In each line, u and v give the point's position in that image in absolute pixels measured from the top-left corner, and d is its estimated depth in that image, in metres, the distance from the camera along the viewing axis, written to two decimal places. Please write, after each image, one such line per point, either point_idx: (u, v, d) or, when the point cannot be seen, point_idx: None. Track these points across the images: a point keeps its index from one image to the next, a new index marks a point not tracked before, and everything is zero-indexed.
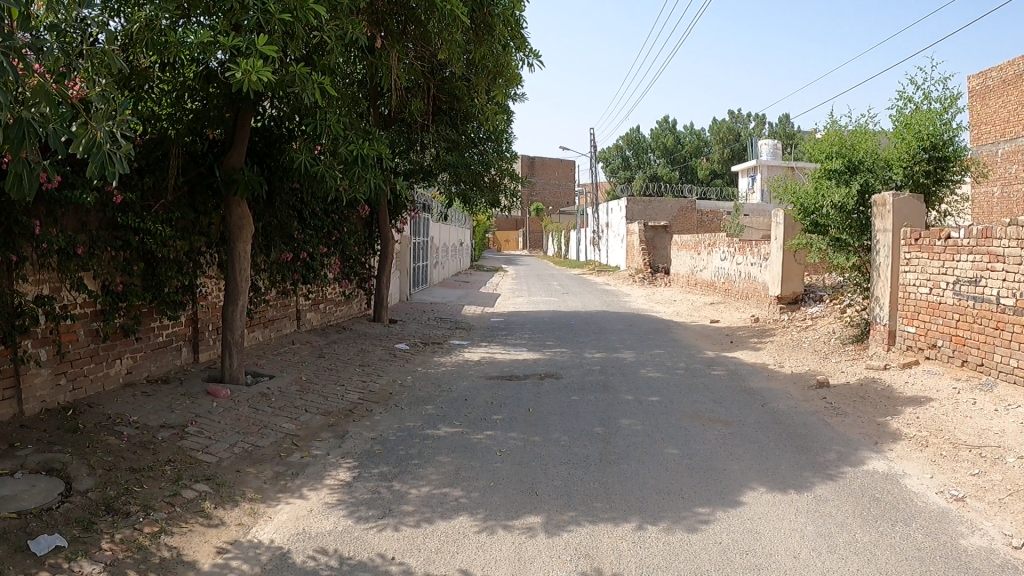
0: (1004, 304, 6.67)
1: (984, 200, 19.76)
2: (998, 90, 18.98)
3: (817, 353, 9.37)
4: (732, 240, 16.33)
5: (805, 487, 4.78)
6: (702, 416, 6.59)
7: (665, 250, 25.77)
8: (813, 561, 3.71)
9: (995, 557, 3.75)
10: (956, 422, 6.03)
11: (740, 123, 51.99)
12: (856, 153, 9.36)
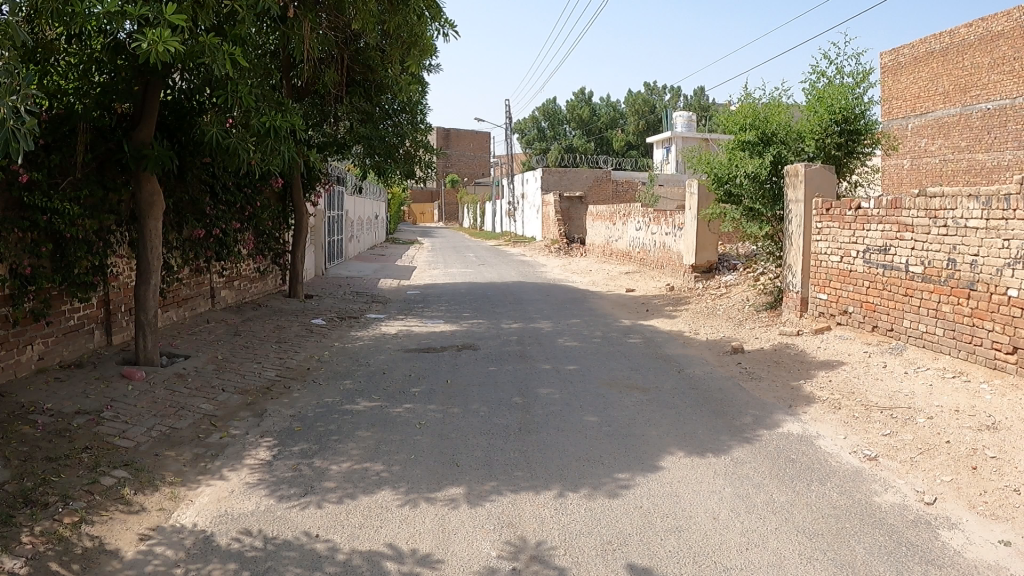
0: (911, 272, 6.98)
1: (894, 172, 20.68)
2: (909, 66, 19.93)
3: (731, 319, 9.62)
4: (646, 211, 16.61)
5: (722, 450, 4.93)
6: (619, 383, 6.73)
7: (581, 221, 25.93)
8: (733, 522, 3.83)
9: (908, 513, 3.95)
10: (867, 384, 6.30)
11: (656, 95, 52.91)
12: (769, 125, 9.55)
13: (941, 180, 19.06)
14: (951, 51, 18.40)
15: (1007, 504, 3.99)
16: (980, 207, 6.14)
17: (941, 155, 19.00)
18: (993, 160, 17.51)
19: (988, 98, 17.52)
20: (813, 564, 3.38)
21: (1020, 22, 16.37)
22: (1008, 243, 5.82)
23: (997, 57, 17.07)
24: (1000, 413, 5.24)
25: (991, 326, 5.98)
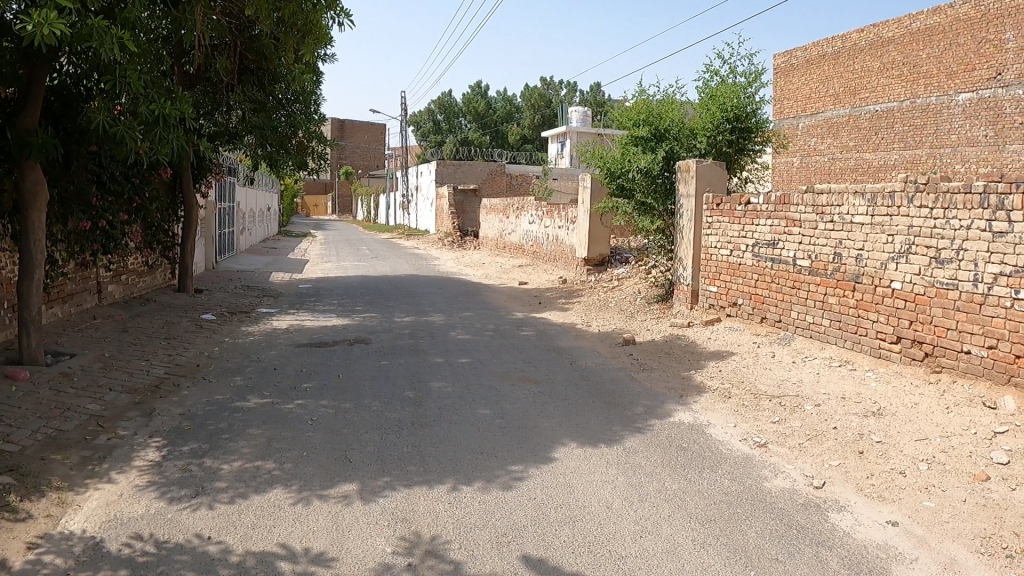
0: (799, 265, 7.26)
1: (785, 169, 21.45)
2: (801, 68, 20.73)
3: (624, 312, 9.80)
4: (539, 204, 16.75)
5: (615, 441, 5.02)
6: (512, 375, 6.77)
7: (475, 214, 25.90)
8: (627, 511, 3.90)
9: (797, 497, 4.10)
10: (756, 374, 6.52)
11: (551, 90, 53.35)
12: (662, 122, 9.79)
13: (830, 177, 19.84)
14: (842, 55, 19.24)
15: (893, 486, 4.18)
16: (865, 204, 6.42)
17: (830, 154, 19.80)
18: (880, 159, 18.32)
19: (877, 101, 18.33)
20: (706, 549, 3.46)
21: (911, 29, 17.18)
22: (892, 238, 6.12)
23: (887, 62, 17.93)
24: (883, 400, 5.51)
25: (876, 317, 6.29)
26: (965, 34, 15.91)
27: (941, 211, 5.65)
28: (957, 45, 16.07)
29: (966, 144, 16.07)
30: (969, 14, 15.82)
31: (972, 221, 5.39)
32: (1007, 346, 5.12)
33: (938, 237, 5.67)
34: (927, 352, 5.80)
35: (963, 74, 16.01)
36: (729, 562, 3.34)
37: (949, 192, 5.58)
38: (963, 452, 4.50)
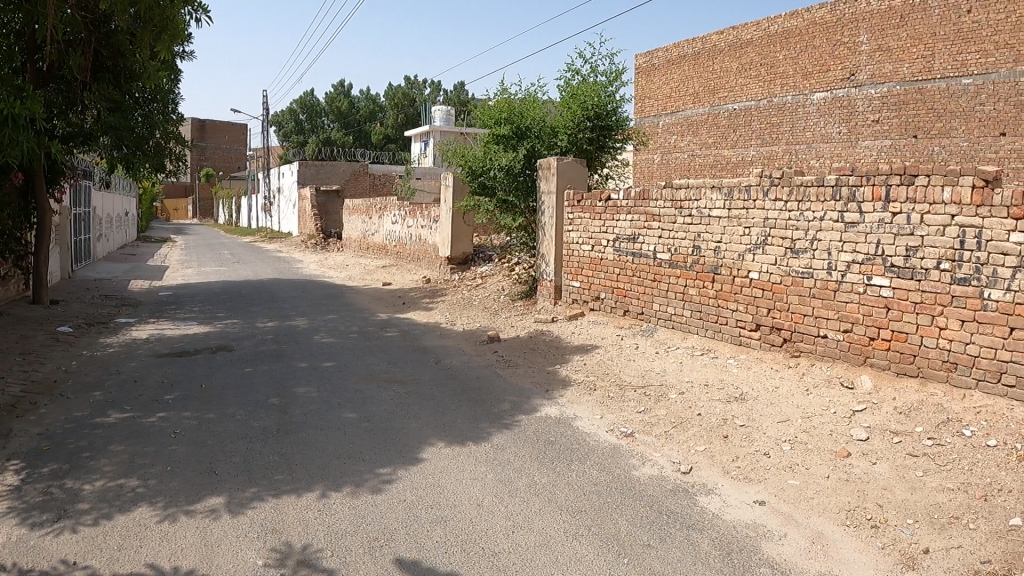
0: (660, 259, 7.51)
1: (645, 166, 22.15)
2: (662, 68, 21.45)
3: (488, 309, 9.86)
4: (402, 204, 16.64)
5: (482, 438, 4.63)
6: (377, 377, 6.27)
7: (338, 215, 25.42)
8: (497, 507, 3.56)
9: (666, 483, 4.01)
10: (620, 365, 6.69)
11: (415, 89, 53.10)
12: (524, 120, 9.87)
13: (691, 173, 20.56)
14: (702, 55, 19.98)
15: (758, 467, 4.27)
16: (723, 198, 6.67)
17: (690, 151, 20.53)
18: (738, 156, 19.04)
19: (734, 100, 19.09)
20: (579, 539, 3.23)
21: (769, 31, 17.96)
22: (748, 231, 6.41)
23: (745, 62, 18.71)
24: (744, 385, 5.76)
25: (735, 306, 6.59)
26: (820, 37, 16.68)
27: (796, 204, 5.95)
28: (813, 47, 16.83)
29: (821, 140, 16.80)
30: (825, 18, 16.57)
31: (825, 213, 5.71)
32: (861, 329, 5.48)
33: (793, 229, 5.97)
34: (786, 338, 6.13)
35: (818, 75, 16.75)
36: (603, 552, 3.12)
37: (803, 185, 5.88)
38: (823, 431, 4.74)
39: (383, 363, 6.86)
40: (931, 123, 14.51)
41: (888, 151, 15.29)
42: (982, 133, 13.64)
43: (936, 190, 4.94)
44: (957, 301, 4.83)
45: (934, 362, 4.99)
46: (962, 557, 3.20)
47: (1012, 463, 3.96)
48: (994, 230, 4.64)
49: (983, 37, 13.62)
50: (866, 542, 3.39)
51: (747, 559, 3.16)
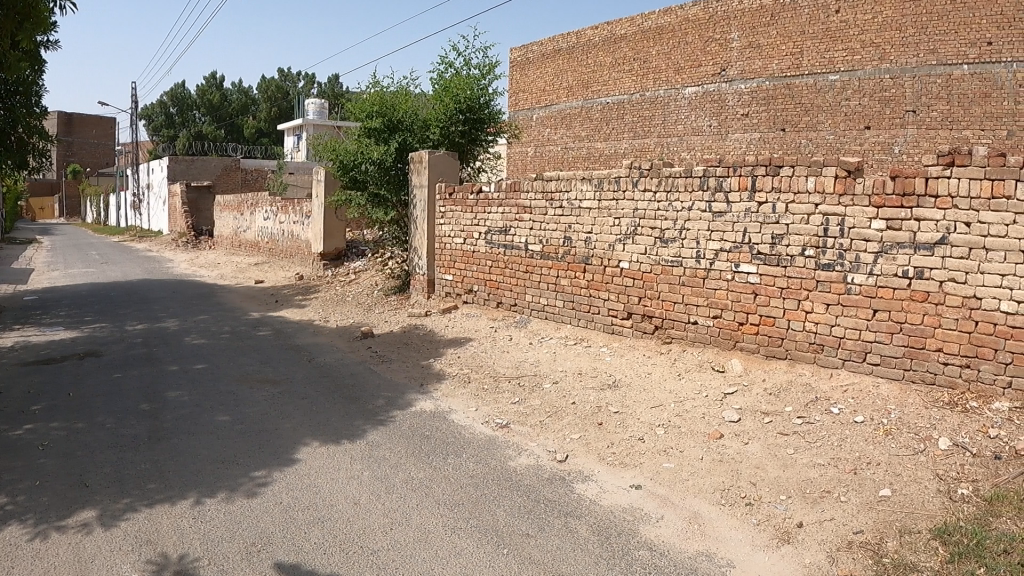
0: (532, 250, 7.53)
1: (520, 159, 22.20)
2: (537, 62, 21.61)
3: (361, 305, 9.68)
4: (274, 200, 16.26)
5: (357, 435, 4.57)
6: (251, 377, 6.10)
7: (210, 211, 24.65)
8: (375, 506, 3.51)
9: (542, 472, 4.05)
10: (493, 358, 6.68)
11: (288, 82, 51.99)
12: (395, 113, 9.62)
13: (564, 167, 20.71)
14: (576, 49, 20.23)
15: (632, 452, 4.37)
16: (593, 189, 6.75)
17: (564, 144, 20.73)
18: (610, 148, 19.24)
19: (607, 93, 19.34)
20: (459, 533, 3.22)
21: (643, 28, 18.19)
22: (618, 221, 6.52)
23: (617, 58, 19.04)
24: (618, 373, 5.87)
25: (607, 296, 6.71)
26: (692, 34, 16.92)
27: (664, 194, 6.07)
28: (686, 43, 17.05)
29: (691, 134, 16.98)
30: (697, 15, 16.84)
31: (693, 203, 5.85)
32: (730, 315, 5.67)
33: (662, 219, 6.10)
34: (657, 325, 6.29)
35: (690, 70, 16.98)
36: (483, 545, 3.12)
37: (670, 176, 6.01)
38: (695, 414, 4.88)
39: (256, 363, 6.66)
40: (799, 116, 14.75)
41: (758, 144, 15.44)
42: (848, 126, 14.03)
43: (800, 180, 5.16)
44: (823, 285, 5.08)
45: (802, 344, 5.24)
46: (835, 528, 3.35)
47: (877, 437, 4.20)
48: (856, 217, 4.90)
49: (850, 36, 13.91)
50: (742, 519, 3.51)
51: (626, 542, 3.22)
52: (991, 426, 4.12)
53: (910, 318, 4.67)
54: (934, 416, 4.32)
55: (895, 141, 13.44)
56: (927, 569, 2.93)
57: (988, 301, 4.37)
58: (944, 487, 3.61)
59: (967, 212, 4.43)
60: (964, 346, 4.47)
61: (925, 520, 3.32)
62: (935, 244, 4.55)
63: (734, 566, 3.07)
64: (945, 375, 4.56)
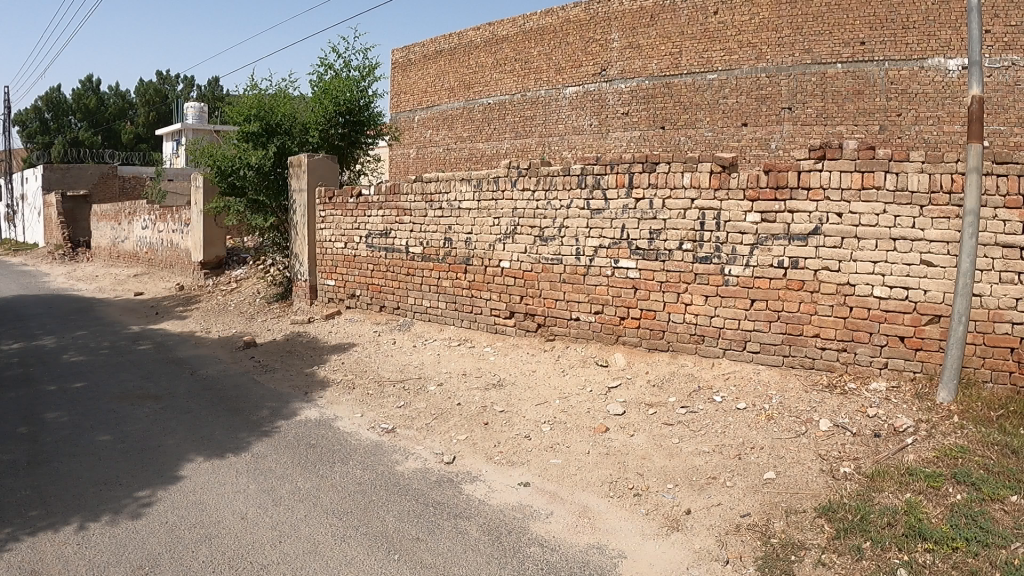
0: (412, 253, 7.42)
1: (401, 161, 21.22)
2: (418, 63, 20.74)
3: (242, 315, 9.27)
4: (152, 208, 15.66)
5: (242, 448, 4.45)
6: (131, 394, 5.83)
7: (87, 221, 23.57)
8: (263, 518, 3.42)
9: (429, 475, 4.02)
10: (377, 361, 6.51)
11: (167, 86, 50.27)
12: (274, 117, 9.33)
13: (446, 168, 19.67)
14: (458, 51, 19.30)
15: (519, 450, 4.38)
16: (471, 189, 6.70)
17: (445, 145, 19.72)
18: (492, 149, 18.40)
19: (489, 94, 18.48)
20: (348, 541, 3.16)
21: (523, 28, 17.66)
22: (497, 221, 6.51)
23: (499, 57, 18.24)
24: (502, 371, 5.86)
25: (489, 295, 6.71)
26: (572, 34, 16.68)
27: (543, 193, 6.13)
28: (565, 43, 16.81)
29: (572, 133, 16.63)
30: (577, 16, 16.58)
31: (572, 201, 5.93)
32: (611, 310, 5.80)
33: (541, 217, 6.15)
34: (540, 323, 6.34)
35: (570, 70, 16.71)
36: (373, 551, 3.08)
37: (549, 175, 6.07)
38: (581, 409, 4.94)
39: (136, 379, 6.38)
40: (677, 114, 14.61)
41: (637, 143, 15.24)
42: (725, 124, 13.95)
43: (676, 176, 5.30)
44: (700, 277, 5.26)
45: (683, 335, 5.41)
46: (723, 513, 3.43)
47: (760, 422, 4.35)
48: (731, 211, 5.10)
49: (727, 37, 13.93)
50: (631, 510, 3.56)
51: (516, 540, 3.22)
52: (869, 405, 4.39)
53: (788, 307, 4.94)
54: (814, 399, 4.54)
55: (772, 138, 13.43)
56: (814, 545, 3.03)
57: (861, 288, 4.70)
58: (826, 466, 3.76)
59: (839, 203, 4.72)
60: (839, 331, 4.80)
61: (809, 499, 3.44)
62: (809, 235, 4.83)
63: (626, 557, 3.10)
64: (823, 359, 4.87)
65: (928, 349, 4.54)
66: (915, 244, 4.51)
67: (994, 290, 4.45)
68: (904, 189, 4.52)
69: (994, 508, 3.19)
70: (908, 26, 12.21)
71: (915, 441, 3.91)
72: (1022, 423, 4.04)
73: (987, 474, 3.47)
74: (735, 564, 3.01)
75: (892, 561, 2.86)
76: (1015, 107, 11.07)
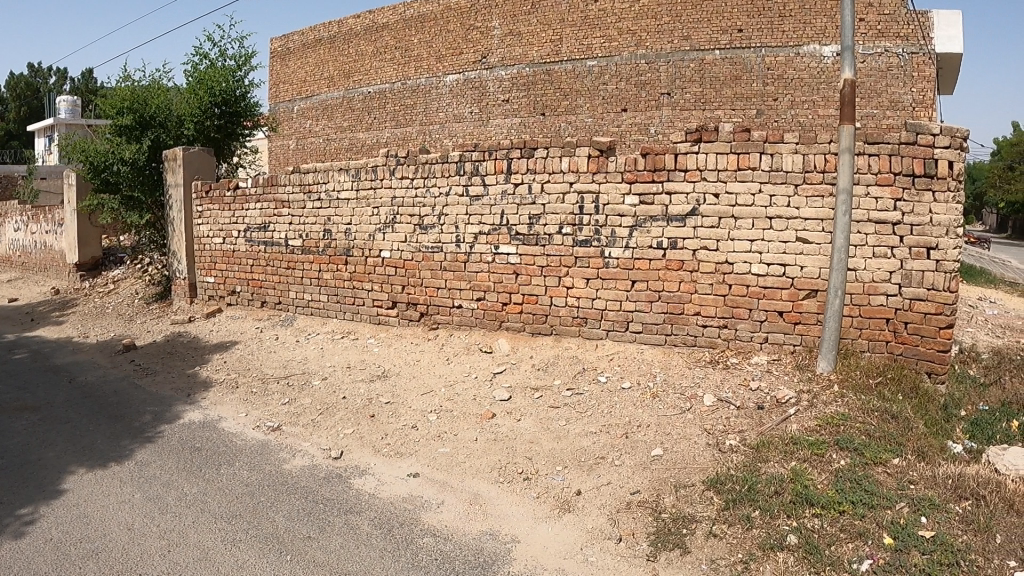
0: (291, 246, 7.27)
1: (280, 152, 20.19)
2: (298, 52, 19.48)
3: (121, 317, 8.89)
4: (24, 209, 14.90)
5: (124, 456, 4.28)
6: (6, 407, 5.52)
7: None
8: (151, 528, 3.29)
9: (318, 472, 3.95)
10: (260, 358, 6.33)
11: (36, 79, 47.76)
12: (148, 109, 9.00)
13: (326, 159, 18.90)
14: (337, 39, 18.44)
15: (407, 441, 4.34)
16: (350, 179, 6.61)
17: (325, 136, 18.84)
18: (373, 138, 17.80)
19: (369, 83, 17.83)
20: (238, 545, 3.08)
21: (404, 16, 17.05)
22: (376, 211, 6.44)
23: (380, 46, 17.57)
24: (386, 362, 5.78)
25: (370, 286, 6.63)
26: (453, 22, 16.20)
27: (421, 181, 6.09)
28: (446, 31, 16.30)
29: (453, 121, 16.30)
30: (459, 3, 16.08)
31: (450, 188, 5.92)
32: (493, 296, 5.84)
33: (420, 206, 6.12)
34: (423, 312, 6.32)
35: (450, 58, 16.27)
36: (264, 554, 3.01)
37: (427, 162, 6.03)
38: (467, 397, 4.94)
39: (10, 389, 6.06)
40: (558, 101, 14.72)
41: (517, 129, 15.27)
42: (606, 109, 14.14)
43: (554, 161, 5.39)
44: (581, 261, 5.38)
45: (566, 319, 5.53)
46: (613, 492, 3.48)
47: (646, 401, 4.44)
48: (609, 194, 5.22)
49: (607, 24, 14.04)
50: (522, 495, 3.58)
51: (409, 532, 3.20)
52: (751, 378, 4.54)
53: (668, 286, 5.10)
54: (698, 376, 4.69)
55: (651, 123, 13.73)
56: (705, 518, 3.11)
57: (739, 266, 4.89)
58: (712, 440, 3.85)
59: (715, 184, 4.88)
60: (720, 308, 4.99)
61: (697, 473, 3.53)
62: (686, 216, 4.99)
63: (519, 541, 3.12)
64: (705, 336, 5.07)
65: (805, 323, 4.78)
66: (790, 222, 4.72)
67: (868, 264, 4.65)
68: (779, 170, 4.70)
69: (877, 471, 3.34)
70: (785, 13, 12.51)
71: (797, 411, 4.06)
72: (895, 391, 4.26)
73: (868, 439, 3.64)
74: (628, 541, 3.06)
75: (781, 528, 2.95)
76: (889, 91, 11.62)
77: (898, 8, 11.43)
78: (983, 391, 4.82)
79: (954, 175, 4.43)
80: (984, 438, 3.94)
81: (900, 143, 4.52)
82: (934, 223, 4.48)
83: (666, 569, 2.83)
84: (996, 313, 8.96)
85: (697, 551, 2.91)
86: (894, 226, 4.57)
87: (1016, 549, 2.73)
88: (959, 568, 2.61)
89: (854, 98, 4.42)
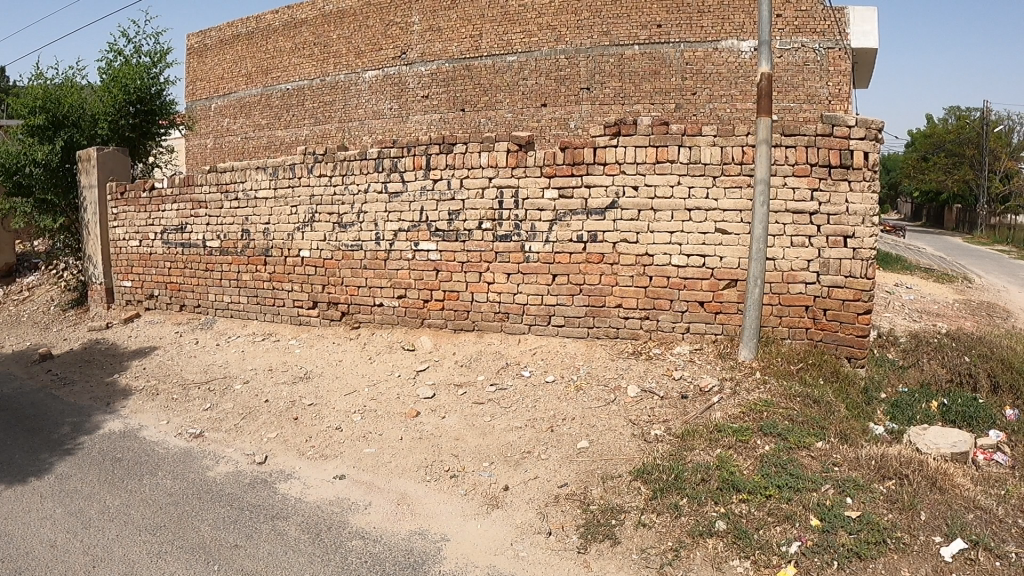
0: (209, 247, 7.12)
1: (196, 151, 19.70)
2: (214, 48, 19.08)
3: (36, 325, 8.57)
4: None
5: (42, 471, 4.13)
6: None
7: None
8: (73, 544, 3.18)
9: (242, 478, 3.88)
10: (180, 364, 6.17)
11: None
12: (60, 108, 8.68)
13: (243, 158, 18.51)
14: (255, 35, 18.07)
15: (332, 443, 4.29)
16: (268, 178, 6.50)
17: (243, 134, 18.49)
18: (290, 136, 17.45)
19: (287, 80, 17.47)
20: (165, 557, 3.00)
21: (323, 10, 16.74)
22: (295, 210, 6.34)
23: (298, 42, 17.26)
24: (308, 363, 5.70)
25: (290, 287, 6.53)
26: (372, 18, 16.01)
27: (340, 178, 6.01)
28: (365, 27, 16.10)
29: (372, 117, 16.13)
30: None
31: (369, 185, 5.87)
32: (414, 293, 5.81)
33: (339, 204, 6.05)
34: (344, 311, 6.26)
35: (370, 54, 16.08)
36: (191, 564, 2.93)
37: (345, 160, 5.95)
38: (391, 396, 4.90)
39: None
40: (477, 96, 14.66)
41: (438, 125, 15.21)
42: (525, 104, 14.16)
43: (473, 156, 5.38)
44: (501, 256, 5.39)
45: (487, 314, 5.53)
46: (541, 485, 3.50)
47: (570, 393, 4.48)
48: (529, 189, 5.24)
49: (527, 19, 14.06)
50: (450, 492, 3.57)
51: (338, 535, 3.16)
52: (675, 368, 4.62)
53: (589, 279, 5.16)
54: (622, 367, 4.74)
55: (571, 117, 13.80)
56: (635, 508, 3.14)
57: (659, 258, 4.96)
58: (638, 430, 3.90)
59: (634, 176, 4.94)
60: (641, 300, 5.06)
61: (624, 464, 3.57)
62: (606, 209, 5.04)
63: (449, 539, 3.11)
64: (627, 328, 5.14)
65: (726, 312, 4.88)
66: (709, 214, 4.80)
67: (786, 254, 4.75)
68: (697, 162, 4.78)
69: (801, 455, 3.42)
70: (704, 9, 12.76)
71: (721, 399, 4.14)
72: (817, 377, 4.37)
73: (792, 424, 3.73)
74: (558, 534, 3.07)
75: (710, 515, 3.00)
76: (805, 85, 11.87)
77: (815, 4, 11.76)
78: (900, 373, 4.97)
79: (868, 165, 4.56)
80: (904, 419, 4.07)
81: (815, 134, 4.62)
82: (850, 213, 4.61)
83: (597, 561, 2.85)
84: (910, 298, 9.24)
85: (627, 541, 2.94)
86: (811, 216, 4.68)
87: (938, 525, 2.83)
88: (886, 547, 2.69)
89: (770, 91, 4.51)
